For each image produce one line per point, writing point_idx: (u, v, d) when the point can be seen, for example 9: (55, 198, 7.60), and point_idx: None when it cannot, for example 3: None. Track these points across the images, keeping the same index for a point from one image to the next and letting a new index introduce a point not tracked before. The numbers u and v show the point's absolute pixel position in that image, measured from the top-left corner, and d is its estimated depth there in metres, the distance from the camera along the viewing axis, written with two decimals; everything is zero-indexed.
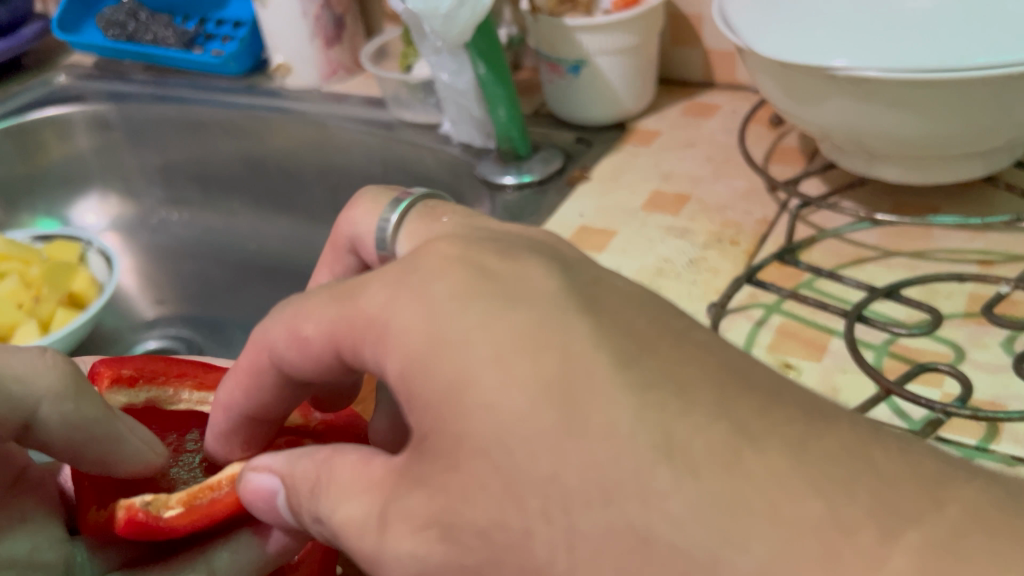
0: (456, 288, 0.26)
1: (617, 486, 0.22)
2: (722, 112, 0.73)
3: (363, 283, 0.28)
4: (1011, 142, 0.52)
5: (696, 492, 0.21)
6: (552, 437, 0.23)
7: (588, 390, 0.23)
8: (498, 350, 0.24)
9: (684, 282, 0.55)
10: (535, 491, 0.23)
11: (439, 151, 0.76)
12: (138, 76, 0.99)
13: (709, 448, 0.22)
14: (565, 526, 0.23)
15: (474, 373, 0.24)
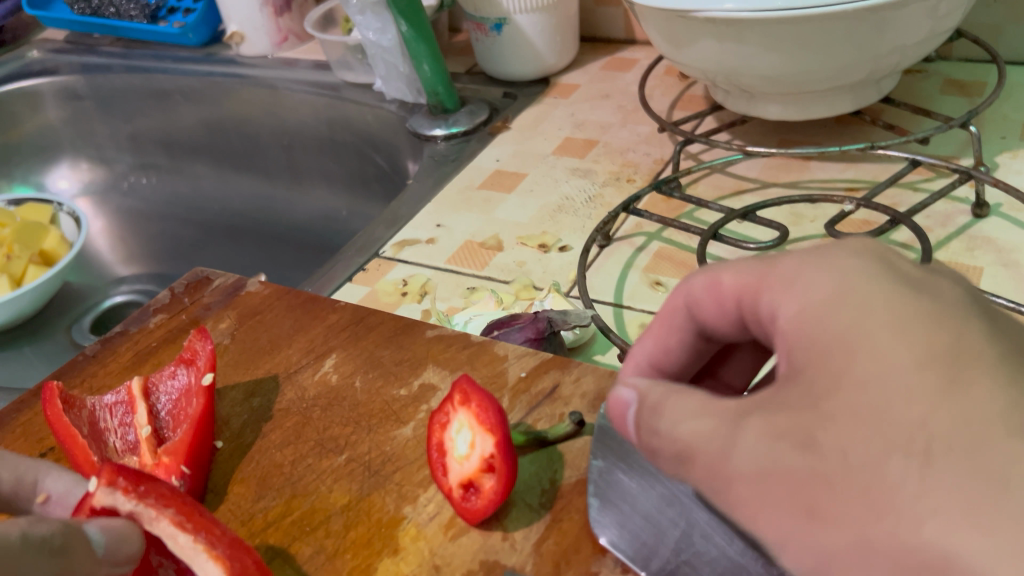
0: (807, 253, 0.25)
1: (1002, 467, 0.18)
2: (639, 66, 0.78)
3: (711, 272, 0.29)
4: (872, 75, 0.58)
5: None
6: (935, 398, 0.20)
7: (977, 370, 0.20)
8: (853, 296, 0.22)
9: (580, 216, 0.60)
10: (896, 428, 0.20)
11: (378, 108, 0.81)
12: (105, 48, 1.04)
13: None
14: (941, 477, 0.19)
15: (846, 318, 0.22)
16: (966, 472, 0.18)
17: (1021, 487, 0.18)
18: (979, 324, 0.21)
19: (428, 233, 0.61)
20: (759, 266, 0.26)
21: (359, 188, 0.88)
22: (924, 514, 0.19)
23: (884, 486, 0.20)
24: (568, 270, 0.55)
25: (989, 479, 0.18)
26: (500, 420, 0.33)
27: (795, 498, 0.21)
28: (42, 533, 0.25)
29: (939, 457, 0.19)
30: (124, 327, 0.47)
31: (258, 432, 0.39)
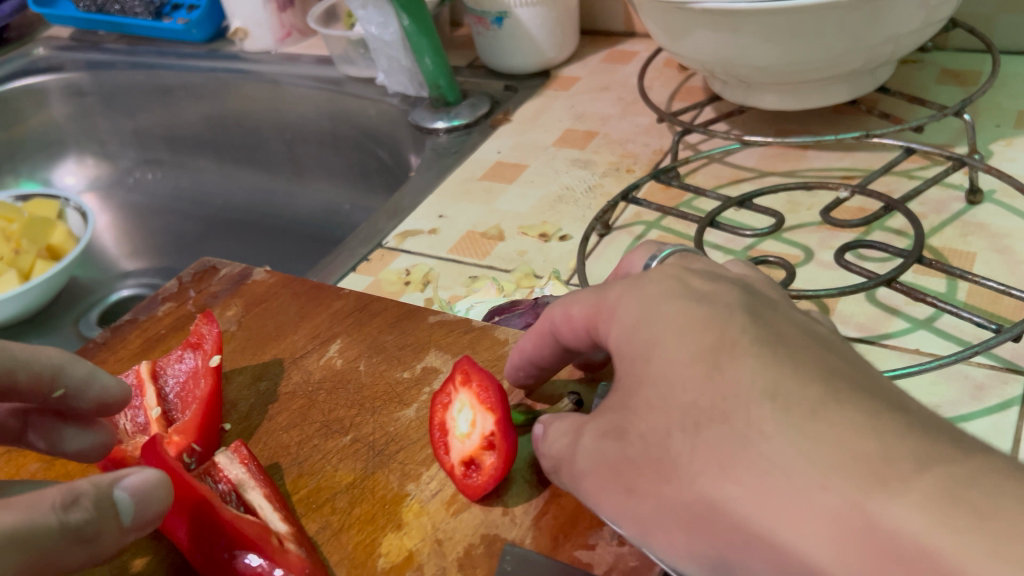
0: (628, 283, 0.32)
1: (754, 435, 0.25)
2: (638, 58, 0.79)
3: (564, 305, 0.34)
4: (867, 65, 0.58)
5: (776, 417, 0.24)
6: (700, 384, 0.27)
7: (733, 356, 0.26)
8: (652, 318, 0.29)
9: (580, 206, 0.61)
10: (677, 412, 0.27)
11: (380, 102, 0.82)
12: (110, 45, 1.05)
13: (800, 395, 0.25)
14: (719, 454, 0.25)
15: (648, 331, 0.29)
16: (738, 442, 0.25)
17: (767, 451, 0.24)
18: (743, 318, 0.28)
19: (430, 224, 0.62)
20: (595, 296, 0.33)
21: (361, 182, 0.89)
22: (709, 481, 0.25)
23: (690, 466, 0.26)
24: (567, 258, 0.56)
25: (747, 444, 0.25)
26: (499, 398, 0.35)
27: (621, 479, 0.29)
28: (76, 518, 0.27)
29: (719, 442, 0.25)
30: (133, 315, 0.48)
31: (265, 414, 0.39)
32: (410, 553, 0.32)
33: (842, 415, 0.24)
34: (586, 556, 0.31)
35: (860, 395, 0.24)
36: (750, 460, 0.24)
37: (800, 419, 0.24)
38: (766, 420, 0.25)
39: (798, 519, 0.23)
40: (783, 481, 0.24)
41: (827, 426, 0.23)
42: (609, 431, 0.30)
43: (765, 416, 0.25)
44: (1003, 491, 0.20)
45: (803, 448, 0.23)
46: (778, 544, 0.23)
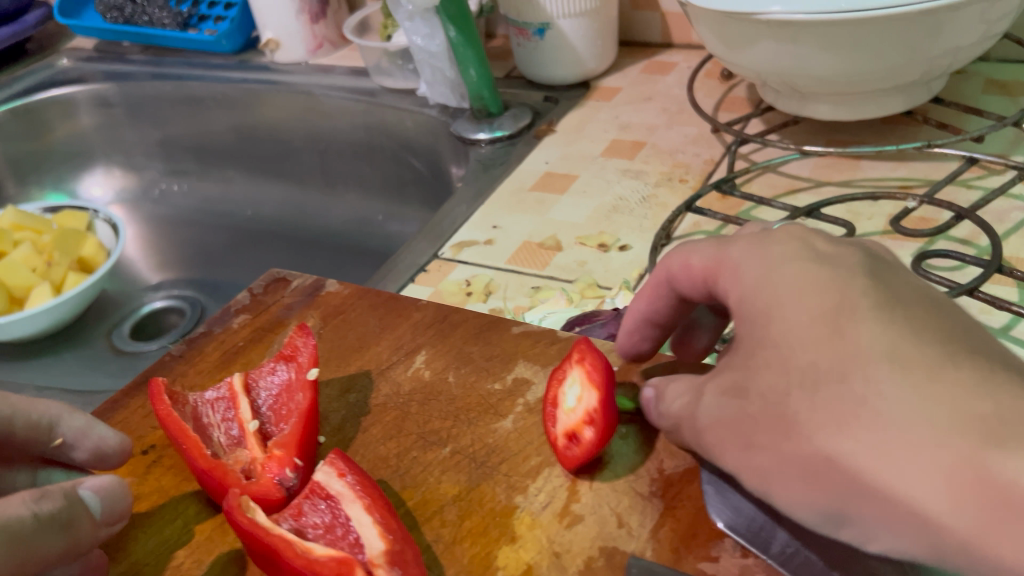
0: (754, 239, 0.32)
1: (873, 396, 0.25)
2: (678, 69, 0.79)
3: (683, 252, 0.34)
4: (923, 76, 0.59)
5: (893, 378, 0.25)
6: (822, 344, 0.27)
7: (854, 318, 0.27)
8: (775, 274, 0.29)
9: (636, 216, 0.61)
10: (795, 372, 0.27)
11: (417, 113, 0.82)
12: (136, 56, 1.04)
13: (916, 358, 0.25)
14: (837, 411, 0.26)
15: (769, 292, 0.29)
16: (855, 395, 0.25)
17: (879, 405, 0.25)
18: (866, 281, 0.28)
19: (485, 234, 0.62)
20: (716, 251, 0.33)
21: (395, 192, 0.89)
22: (826, 439, 0.26)
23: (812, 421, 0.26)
24: (630, 268, 0.56)
25: (863, 403, 0.25)
26: (606, 377, 0.36)
27: (738, 436, 0.30)
28: (47, 509, 0.29)
29: (839, 402, 0.26)
30: (208, 328, 0.47)
31: (359, 426, 0.39)
32: (529, 566, 0.32)
33: (944, 376, 0.24)
34: (711, 567, 0.31)
35: (975, 355, 0.25)
36: (869, 417, 0.25)
37: (919, 377, 0.25)
38: (880, 378, 0.25)
39: (904, 478, 0.24)
40: (906, 438, 0.24)
41: (948, 386, 0.24)
42: (728, 389, 0.30)
43: (878, 376, 0.25)
44: None
45: (916, 412, 0.24)
46: (892, 495, 0.24)
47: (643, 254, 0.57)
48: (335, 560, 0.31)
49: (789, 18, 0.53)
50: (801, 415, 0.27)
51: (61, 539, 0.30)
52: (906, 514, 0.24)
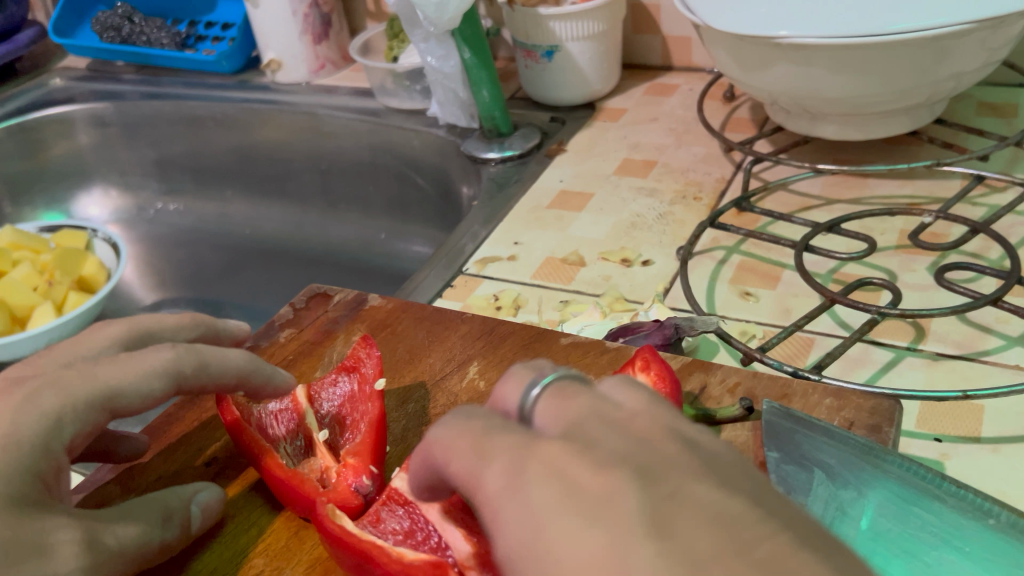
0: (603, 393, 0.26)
1: (684, 541, 0.20)
2: (681, 91, 0.81)
3: (525, 368, 0.28)
4: (928, 99, 0.61)
5: (687, 523, 0.20)
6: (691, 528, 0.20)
7: (715, 511, 0.20)
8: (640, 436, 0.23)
9: (655, 233, 0.63)
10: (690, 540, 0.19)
11: (425, 133, 0.83)
12: (131, 76, 1.04)
13: (741, 531, 0.19)
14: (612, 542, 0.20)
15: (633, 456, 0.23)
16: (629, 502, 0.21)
17: (652, 535, 0.20)
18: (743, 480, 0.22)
19: (508, 250, 0.63)
20: (562, 385, 0.27)
21: (400, 211, 0.89)
22: None
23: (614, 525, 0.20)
24: (655, 282, 0.57)
25: (620, 495, 0.21)
26: (676, 392, 0.37)
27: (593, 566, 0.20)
28: (168, 537, 0.35)
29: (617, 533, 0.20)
30: (255, 342, 0.48)
31: (421, 435, 0.40)
32: None
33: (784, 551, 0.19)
34: None
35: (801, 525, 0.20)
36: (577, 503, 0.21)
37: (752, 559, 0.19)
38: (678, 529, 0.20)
39: None
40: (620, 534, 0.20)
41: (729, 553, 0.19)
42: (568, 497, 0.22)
43: (724, 519, 0.20)
44: None
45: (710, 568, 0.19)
46: None
47: (666, 269, 0.58)
48: (429, 562, 0.32)
49: (803, 43, 0.55)
50: (601, 439, 0.23)
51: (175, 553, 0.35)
52: None
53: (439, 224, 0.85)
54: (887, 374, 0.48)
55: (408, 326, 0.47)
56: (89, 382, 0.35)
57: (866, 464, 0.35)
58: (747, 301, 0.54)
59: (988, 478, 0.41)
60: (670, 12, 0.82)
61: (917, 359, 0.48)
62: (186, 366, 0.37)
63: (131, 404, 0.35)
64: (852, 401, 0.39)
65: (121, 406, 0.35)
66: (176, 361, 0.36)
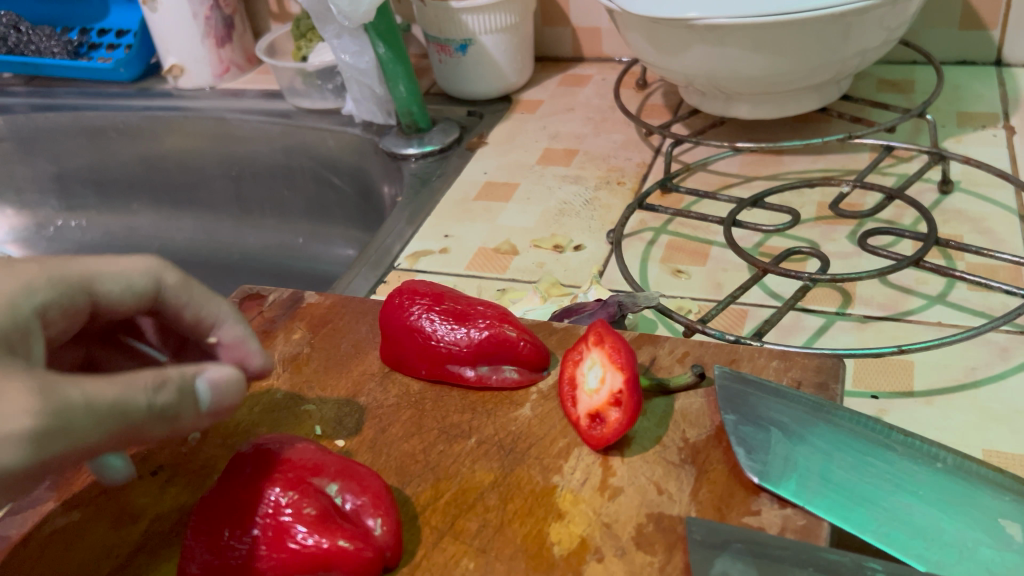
0: None
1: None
2: (595, 81, 0.82)
3: None
4: (835, 77, 0.64)
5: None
6: None
7: None
8: None
9: (584, 218, 0.63)
10: None
11: (341, 132, 0.82)
12: (20, 88, 0.99)
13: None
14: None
15: None
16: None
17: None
18: None
19: (438, 243, 0.63)
20: None
21: (318, 214, 0.88)
22: None
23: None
24: (589, 266, 0.57)
25: None
26: (631, 359, 0.37)
27: None
28: (162, 400, 0.27)
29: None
30: None
31: (378, 428, 0.40)
32: (584, 539, 0.33)
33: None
34: (755, 520, 0.33)
35: None
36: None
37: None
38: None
39: None
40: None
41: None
42: None
43: None
44: None
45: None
46: None
47: (598, 253, 0.59)
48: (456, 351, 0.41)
49: (717, 24, 0.56)
50: None
51: (162, 427, 0.28)
52: None
53: (361, 223, 0.84)
54: (821, 338, 0.49)
55: (349, 320, 0.46)
56: (77, 265, 0.33)
57: (819, 419, 0.36)
58: (679, 278, 0.55)
59: (926, 428, 0.42)
60: (579, 5, 0.82)
61: (848, 321, 0.50)
62: (171, 277, 0.36)
63: (113, 294, 0.34)
64: (798, 361, 0.40)
65: (99, 293, 0.34)
66: (161, 269, 0.36)
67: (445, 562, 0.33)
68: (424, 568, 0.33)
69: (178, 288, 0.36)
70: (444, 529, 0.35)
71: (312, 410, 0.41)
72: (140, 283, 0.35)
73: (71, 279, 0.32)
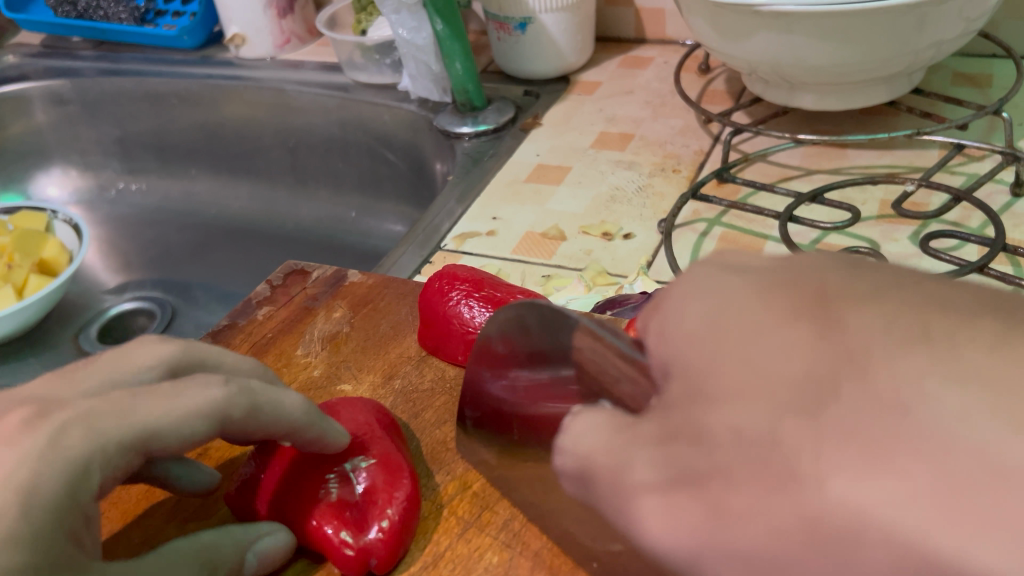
0: (705, 285, 0.23)
1: (890, 388, 0.17)
2: (656, 63, 0.80)
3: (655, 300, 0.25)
4: (907, 69, 0.61)
5: (820, 350, 0.19)
6: (808, 346, 0.19)
7: (828, 321, 0.19)
8: (741, 320, 0.21)
9: (636, 205, 0.61)
10: (782, 389, 0.19)
11: (396, 108, 0.81)
12: (88, 52, 1.01)
13: (967, 331, 0.18)
14: (734, 380, 0.20)
15: (730, 337, 0.21)
16: (685, 410, 0.21)
17: (783, 393, 0.19)
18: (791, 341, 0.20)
19: (486, 226, 0.62)
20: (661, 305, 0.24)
21: (370, 188, 0.88)
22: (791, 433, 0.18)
23: (716, 486, 0.19)
24: (637, 255, 0.56)
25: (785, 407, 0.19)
26: None
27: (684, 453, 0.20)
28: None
29: (730, 367, 0.20)
30: (231, 320, 0.47)
31: (413, 414, 0.40)
32: None
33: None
34: None
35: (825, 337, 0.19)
36: (740, 277, 0.23)
37: (982, 347, 0.17)
38: (902, 474, 0.16)
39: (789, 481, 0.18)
40: (686, 493, 0.20)
41: (939, 415, 0.16)
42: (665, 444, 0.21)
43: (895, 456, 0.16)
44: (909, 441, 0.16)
45: (929, 451, 0.16)
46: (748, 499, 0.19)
47: (648, 243, 0.57)
48: None
49: (782, 12, 0.54)
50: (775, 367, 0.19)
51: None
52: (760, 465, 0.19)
53: (412, 200, 0.84)
54: None
55: (392, 300, 0.46)
56: (122, 420, 0.31)
57: None
58: None
59: None
60: None
61: None
62: (238, 410, 0.34)
63: (169, 444, 0.32)
64: None
65: (156, 445, 0.32)
66: (227, 404, 0.33)
67: (468, 554, 0.34)
68: (446, 560, 0.34)
69: (246, 421, 0.34)
70: (471, 520, 0.35)
71: (348, 390, 0.41)
72: (204, 429, 0.33)
73: (118, 440, 0.31)
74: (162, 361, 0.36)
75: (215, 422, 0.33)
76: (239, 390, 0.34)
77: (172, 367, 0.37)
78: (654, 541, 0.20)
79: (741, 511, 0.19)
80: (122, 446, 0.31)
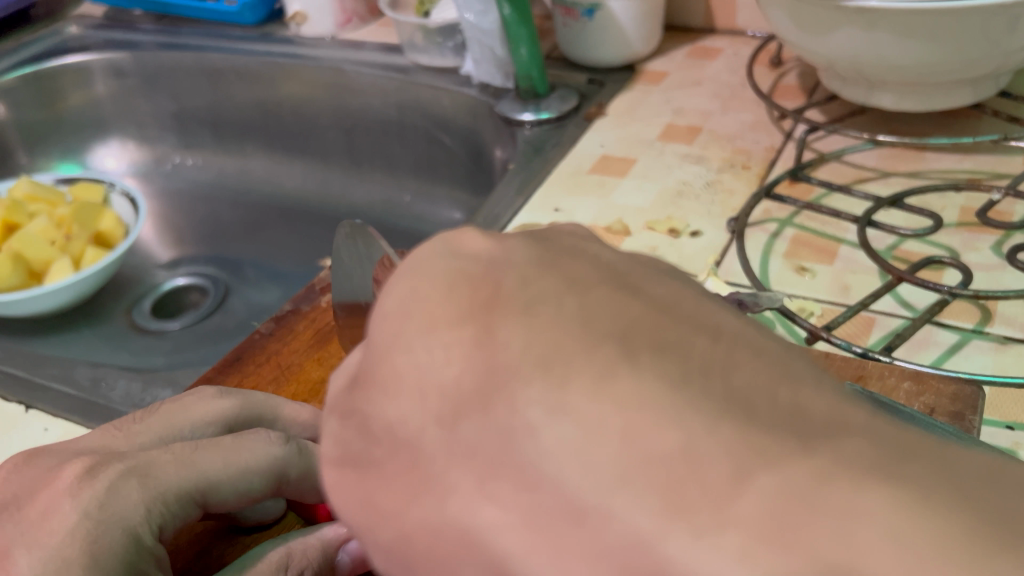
0: (432, 257, 0.25)
1: (511, 414, 0.20)
2: (725, 55, 0.78)
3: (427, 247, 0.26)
4: (995, 71, 0.58)
5: (469, 356, 0.22)
6: (464, 350, 0.22)
7: (497, 319, 0.22)
8: (424, 305, 0.23)
9: (704, 202, 0.60)
10: (435, 392, 0.22)
11: (457, 92, 0.80)
12: (149, 25, 1.01)
13: (585, 360, 0.20)
14: (401, 376, 0.23)
15: (406, 321, 0.24)
16: (359, 390, 0.25)
17: (435, 395, 0.22)
18: (462, 338, 0.22)
19: (548, 217, 0.61)
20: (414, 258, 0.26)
21: (426, 173, 0.87)
22: (433, 443, 0.22)
23: (386, 474, 0.23)
24: (706, 254, 0.54)
25: (442, 409, 0.22)
26: None
27: (368, 429, 0.24)
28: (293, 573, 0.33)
29: (401, 362, 0.23)
30: (294, 306, 0.46)
31: None
32: None
33: (645, 386, 0.19)
34: None
35: (484, 337, 0.22)
36: (454, 250, 0.25)
37: (591, 385, 0.20)
38: (497, 500, 0.20)
39: (432, 486, 0.22)
40: (369, 470, 0.24)
41: (550, 453, 0.20)
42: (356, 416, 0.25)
43: (504, 482, 0.20)
44: (531, 458, 0.20)
45: (522, 482, 0.20)
46: (407, 486, 0.23)
47: (716, 242, 0.55)
48: None
49: (871, 7, 0.52)
50: (433, 368, 0.22)
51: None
52: (415, 463, 0.22)
53: (469, 186, 0.83)
54: (953, 359, 0.45)
55: None
56: (186, 469, 0.32)
57: None
58: (803, 276, 0.52)
59: None
60: None
61: (985, 342, 0.46)
62: (293, 469, 0.35)
63: (226, 499, 0.33)
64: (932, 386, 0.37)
65: (213, 500, 0.33)
66: (285, 462, 0.35)
67: None
68: None
69: (300, 482, 0.35)
70: None
71: None
72: (259, 485, 0.34)
73: (175, 491, 0.32)
74: (221, 417, 0.37)
75: (273, 482, 0.35)
76: (298, 449, 0.36)
77: (230, 424, 0.37)
78: (348, 507, 0.25)
79: (399, 499, 0.23)
80: (186, 499, 0.32)
